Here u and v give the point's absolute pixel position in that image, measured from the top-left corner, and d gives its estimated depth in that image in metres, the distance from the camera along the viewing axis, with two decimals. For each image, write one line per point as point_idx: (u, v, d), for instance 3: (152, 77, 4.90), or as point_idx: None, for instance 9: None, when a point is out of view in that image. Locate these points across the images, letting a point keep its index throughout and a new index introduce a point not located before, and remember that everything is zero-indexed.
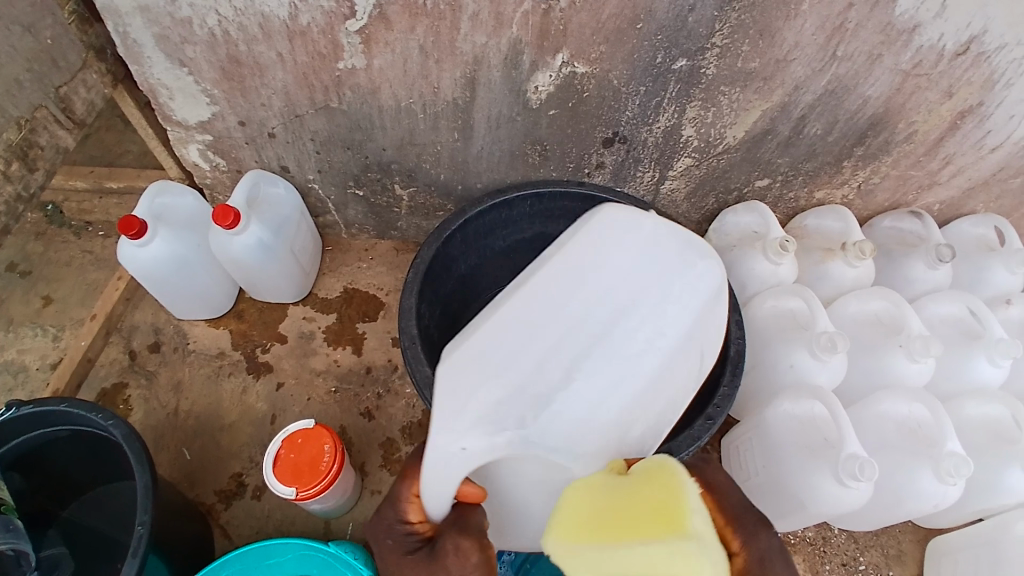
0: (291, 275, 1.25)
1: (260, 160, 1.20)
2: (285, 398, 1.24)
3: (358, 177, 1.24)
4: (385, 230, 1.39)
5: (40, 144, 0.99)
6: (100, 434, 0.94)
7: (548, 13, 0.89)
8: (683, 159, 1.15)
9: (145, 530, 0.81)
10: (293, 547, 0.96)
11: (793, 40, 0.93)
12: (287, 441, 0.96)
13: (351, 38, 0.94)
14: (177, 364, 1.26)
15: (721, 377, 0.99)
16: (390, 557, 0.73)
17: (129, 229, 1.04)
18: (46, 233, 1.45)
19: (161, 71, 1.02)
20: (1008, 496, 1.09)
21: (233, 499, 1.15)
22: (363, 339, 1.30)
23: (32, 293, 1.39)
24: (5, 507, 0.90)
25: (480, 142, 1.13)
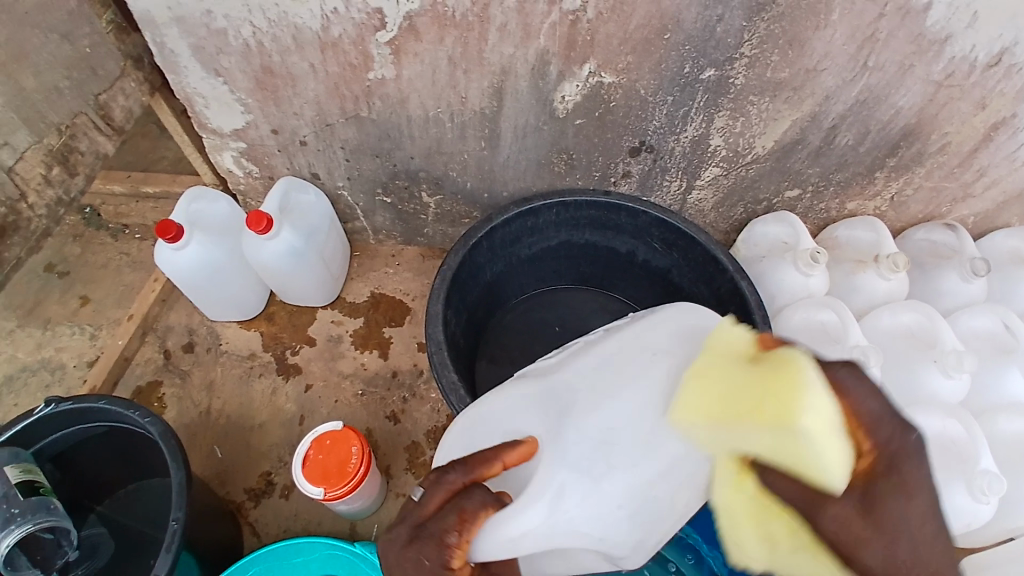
0: (320, 280, 1.27)
1: (292, 168, 1.23)
2: (313, 400, 1.26)
3: (386, 185, 1.26)
4: (411, 236, 1.41)
5: (80, 150, 1.03)
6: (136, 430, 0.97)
7: (574, 24, 0.89)
8: (710, 168, 1.14)
9: (179, 526, 0.83)
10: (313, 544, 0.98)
11: (823, 50, 0.92)
12: (314, 443, 0.98)
13: (380, 49, 0.96)
14: (209, 365, 1.29)
15: None
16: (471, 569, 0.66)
17: (167, 233, 1.07)
18: (84, 236, 1.50)
19: (198, 81, 1.06)
20: None
21: (262, 498, 1.17)
22: (389, 344, 1.32)
23: (71, 293, 1.44)
24: (47, 488, 0.92)
25: (506, 151, 1.14)
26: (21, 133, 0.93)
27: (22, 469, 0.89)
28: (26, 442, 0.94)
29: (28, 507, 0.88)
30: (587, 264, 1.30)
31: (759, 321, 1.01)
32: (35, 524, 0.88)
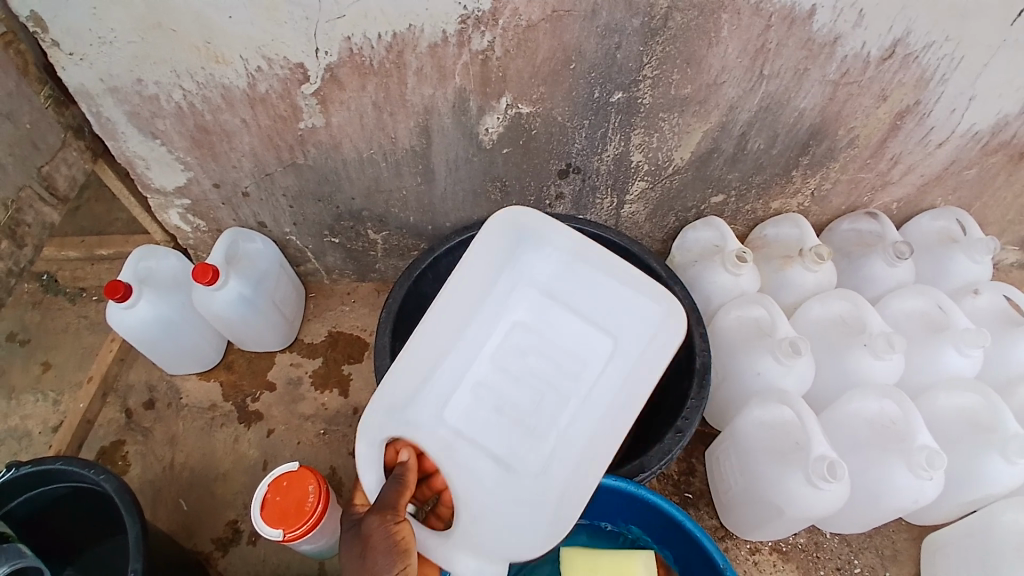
0: (274, 325, 1.30)
1: (238, 219, 1.27)
2: (276, 444, 1.27)
3: (333, 227, 1.30)
4: (364, 273, 1.45)
5: (27, 222, 1.04)
6: (93, 490, 0.98)
7: (486, 62, 0.95)
8: (637, 183, 1.20)
9: None
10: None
11: (720, 65, 0.99)
12: (273, 485, 0.98)
13: (307, 100, 1.01)
14: (171, 420, 1.31)
15: (687, 391, 1.01)
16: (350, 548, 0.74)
17: (115, 293, 1.10)
18: (43, 302, 1.51)
19: (136, 144, 1.09)
20: (994, 485, 1.09)
21: (230, 546, 1.18)
22: (349, 380, 1.34)
23: (32, 360, 1.44)
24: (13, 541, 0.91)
25: (442, 184, 1.19)
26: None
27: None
28: None
29: (1, 551, 0.85)
30: None
31: (693, 323, 1.05)
32: (10, 566, 0.85)
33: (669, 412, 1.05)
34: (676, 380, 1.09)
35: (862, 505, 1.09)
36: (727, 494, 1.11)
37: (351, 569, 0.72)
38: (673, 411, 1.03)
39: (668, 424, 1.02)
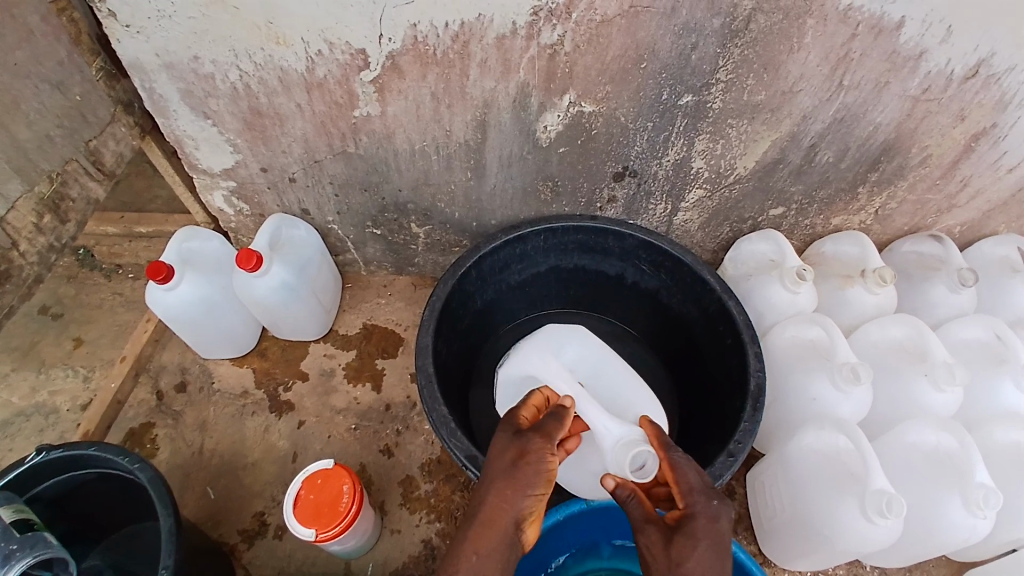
0: (312, 314, 1.27)
1: (281, 205, 1.25)
2: (307, 435, 1.25)
3: (376, 218, 1.27)
4: (402, 267, 1.42)
5: (71, 196, 1.04)
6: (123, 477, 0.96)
7: (554, 56, 0.91)
8: (694, 191, 1.16)
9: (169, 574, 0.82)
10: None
11: (798, 72, 0.94)
12: (306, 482, 0.97)
13: (365, 88, 0.99)
14: (202, 404, 1.29)
15: (741, 411, 0.96)
16: (499, 441, 0.76)
17: (157, 274, 1.08)
18: (78, 276, 1.51)
19: (187, 123, 1.08)
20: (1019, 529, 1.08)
21: (256, 539, 1.16)
22: (382, 375, 1.32)
23: (65, 335, 1.44)
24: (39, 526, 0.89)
25: (493, 180, 1.15)
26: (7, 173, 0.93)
27: (14, 508, 0.86)
28: (19, 488, 0.91)
29: (26, 541, 0.83)
30: (576, 288, 1.30)
31: (749, 341, 1.01)
32: (35, 557, 0.83)
33: (722, 433, 1.01)
34: (728, 399, 1.04)
35: (909, 541, 1.04)
36: (771, 521, 1.06)
37: (494, 467, 0.73)
38: (726, 431, 0.99)
39: (719, 445, 0.98)
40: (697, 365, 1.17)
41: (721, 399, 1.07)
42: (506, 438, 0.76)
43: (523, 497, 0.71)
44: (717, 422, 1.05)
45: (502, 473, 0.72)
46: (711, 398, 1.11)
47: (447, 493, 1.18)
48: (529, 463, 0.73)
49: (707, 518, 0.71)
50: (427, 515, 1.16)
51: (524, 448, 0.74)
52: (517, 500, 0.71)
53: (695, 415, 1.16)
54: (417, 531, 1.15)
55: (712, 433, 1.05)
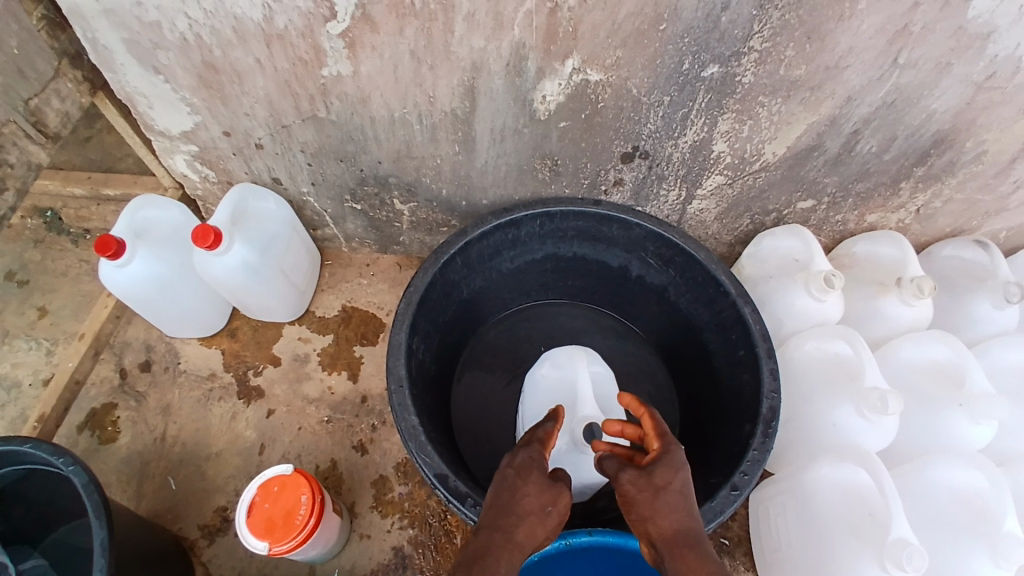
0: (281, 296, 1.16)
1: (250, 173, 1.12)
2: (275, 426, 1.15)
3: (355, 191, 1.14)
4: (386, 244, 1.30)
5: (9, 162, 0.90)
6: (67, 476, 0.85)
7: (554, 13, 0.76)
8: (713, 177, 1.01)
9: None
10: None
11: (848, 44, 0.79)
12: (262, 489, 0.86)
13: (333, 43, 0.85)
14: (166, 385, 1.19)
15: (750, 437, 0.85)
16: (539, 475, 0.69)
17: (106, 250, 0.96)
18: (45, 241, 1.40)
19: (136, 78, 0.94)
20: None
21: (216, 536, 1.07)
22: (360, 363, 1.21)
23: (28, 303, 1.34)
24: None
25: (484, 156, 1.01)
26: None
27: None
28: None
29: None
30: (573, 277, 1.18)
31: (763, 356, 0.89)
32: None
33: (728, 456, 0.90)
34: (737, 420, 0.92)
35: None
36: (773, 554, 0.95)
37: (528, 498, 0.67)
38: (732, 456, 0.88)
39: (724, 472, 0.87)
40: (707, 373, 1.05)
41: (730, 418, 0.95)
42: (541, 478, 0.69)
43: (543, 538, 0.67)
44: (723, 443, 0.94)
45: (534, 513, 0.67)
46: (717, 416, 0.99)
47: (422, 497, 1.09)
48: (559, 512, 0.68)
49: (677, 460, 0.67)
50: (400, 521, 1.07)
51: (561, 491, 0.69)
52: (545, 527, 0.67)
53: (700, 428, 1.04)
54: (387, 538, 1.06)
55: (716, 455, 0.94)
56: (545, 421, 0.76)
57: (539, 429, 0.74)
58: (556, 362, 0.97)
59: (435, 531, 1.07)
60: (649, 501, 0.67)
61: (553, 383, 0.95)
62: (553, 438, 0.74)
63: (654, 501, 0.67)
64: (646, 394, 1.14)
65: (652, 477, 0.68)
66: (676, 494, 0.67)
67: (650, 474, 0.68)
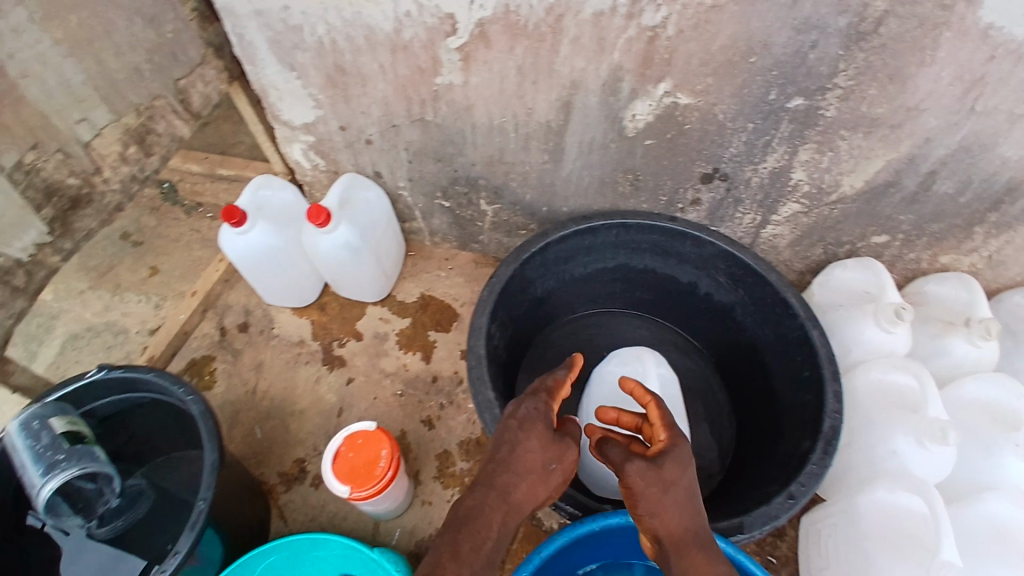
0: (372, 277, 1.28)
1: (356, 165, 1.25)
2: (353, 393, 1.26)
3: (446, 189, 1.25)
4: (466, 242, 1.40)
5: (157, 131, 1.05)
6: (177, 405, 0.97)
7: (653, 40, 0.84)
8: (790, 205, 1.05)
9: (205, 506, 0.82)
10: (269, 553, 0.99)
11: (927, 89, 0.83)
12: (347, 441, 0.97)
13: (450, 55, 0.95)
14: (260, 346, 1.33)
15: (809, 452, 0.88)
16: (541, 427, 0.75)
17: (232, 218, 1.10)
18: (160, 209, 1.56)
19: (273, 73, 1.08)
20: None
21: (293, 484, 1.18)
22: (433, 347, 1.31)
23: (142, 262, 1.48)
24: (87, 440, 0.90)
25: (570, 166, 1.10)
26: (69, 62, 0.86)
27: (66, 420, 0.89)
28: (78, 402, 0.95)
29: (74, 453, 0.86)
30: (642, 290, 1.24)
31: (829, 378, 0.92)
32: (80, 469, 0.85)
33: (785, 470, 0.93)
34: (796, 437, 0.96)
35: None
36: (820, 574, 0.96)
37: (531, 453, 0.73)
38: (789, 469, 0.91)
39: (779, 482, 0.91)
40: (768, 392, 1.09)
41: (786, 434, 0.99)
42: (542, 432, 0.74)
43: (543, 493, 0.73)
44: (779, 459, 0.97)
45: (534, 473, 0.72)
46: (776, 435, 1.03)
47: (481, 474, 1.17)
48: (561, 469, 0.74)
49: (685, 456, 0.70)
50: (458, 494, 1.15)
51: (563, 450, 0.75)
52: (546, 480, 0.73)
53: (756, 446, 1.07)
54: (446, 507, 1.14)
55: (770, 468, 0.98)
56: (558, 369, 0.83)
57: (551, 377, 0.82)
58: (624, 360, 1.02)
59: None
60: (653, 495, 0.69)
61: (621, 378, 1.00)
62: (561, 386, 0.81)
63: (659, 495, 0.69)
64: (700, 407, 1.18)
65: (662, 472, 0.69)
66: (678, 490, 0.69)
67: (659, 469, 0.69)
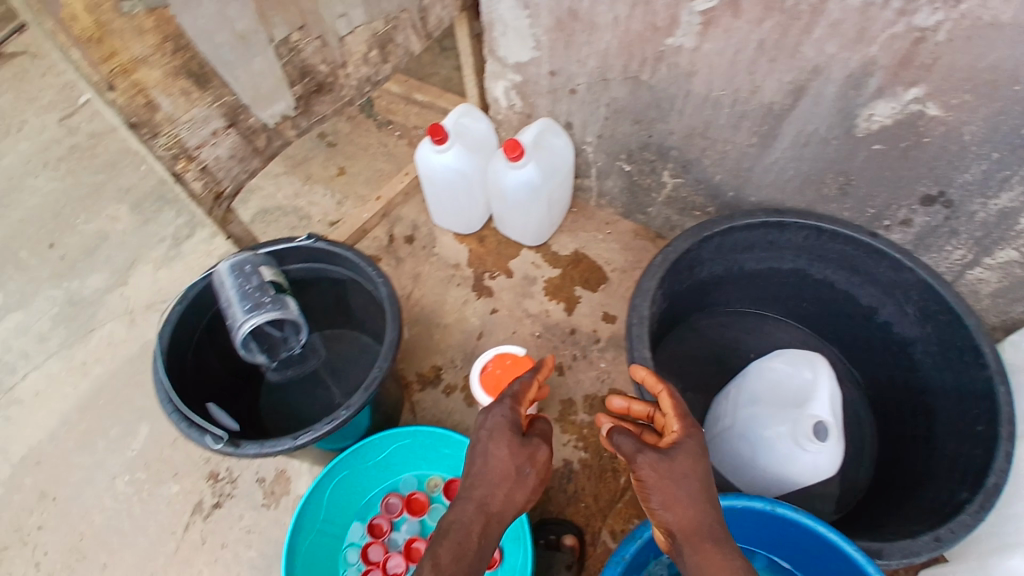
0: (541, 219, 1.33)
1: (552, 112, 1.28)
2: (495, 322, 1.34)
3: (633, 153, 1.25)
4: (632, 211, 1.40)
5: (396, 42, 1.13)
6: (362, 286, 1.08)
7: (919, 42, 0.79)
8: (1009, 250, 0.97)
9: (379, 374, 0.92)
10: (400, 436, 1.10)
11: None
12: (496, 359, 1.09)
13: (691, 18, 0.95)
14: (420, 260, 1.43)
15: (965, 502, 0.83)
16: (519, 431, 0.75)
17: (435, 135, 1.21)
18: (356, 118, 1.69)
19: (506, 7, 1.13)
20: None
21: (428, 386, 1.28)
22: (576, 302, 1.35)
23: (332, 162, 1.62)
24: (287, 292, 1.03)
25: (776, 155, 1.07)
26: None
27: (274, 272, 1.01)
28: (279, 261, 1.07)
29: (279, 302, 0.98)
30: (807, 300, 1.25)
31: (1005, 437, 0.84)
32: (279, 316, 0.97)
33: (931, 516, 0.88)
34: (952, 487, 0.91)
35: None
36: None
37: (505, 456, 0.73)
38: (936, 514, 0.87)
39: (924, 524, 0.87)
40: (927, 440, 1.04)
41: (939, 482, 0.95)
42: (513, 435, 0.74)
43: (516, 500, 0.72)
44: (927, 505, 0.92)
45: (510, 480, 0.72)
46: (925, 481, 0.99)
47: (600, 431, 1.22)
48: (535, 473, 0.74)
49: (694, 450, 0.73)
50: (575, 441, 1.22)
51: (534, 449, 0.74)
52: (521, 485, 0.73)
53: (900, 492, 1.02)
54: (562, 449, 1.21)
55: (913, 512, 0.93)
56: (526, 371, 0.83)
57: (517, 382, 0.81)
58: (793, 361, 1.01)
59: (603, 463, 1.19)
60: (664, 485, 0.71)
61: (789, 379, 1.00)
62: (526, 389, 0.81)
63: (670, 486, 0.71)
64: None
65: (673, 462, 0.72)
66: (690, 483, 0.71)
67: (672, 460, 0.72)
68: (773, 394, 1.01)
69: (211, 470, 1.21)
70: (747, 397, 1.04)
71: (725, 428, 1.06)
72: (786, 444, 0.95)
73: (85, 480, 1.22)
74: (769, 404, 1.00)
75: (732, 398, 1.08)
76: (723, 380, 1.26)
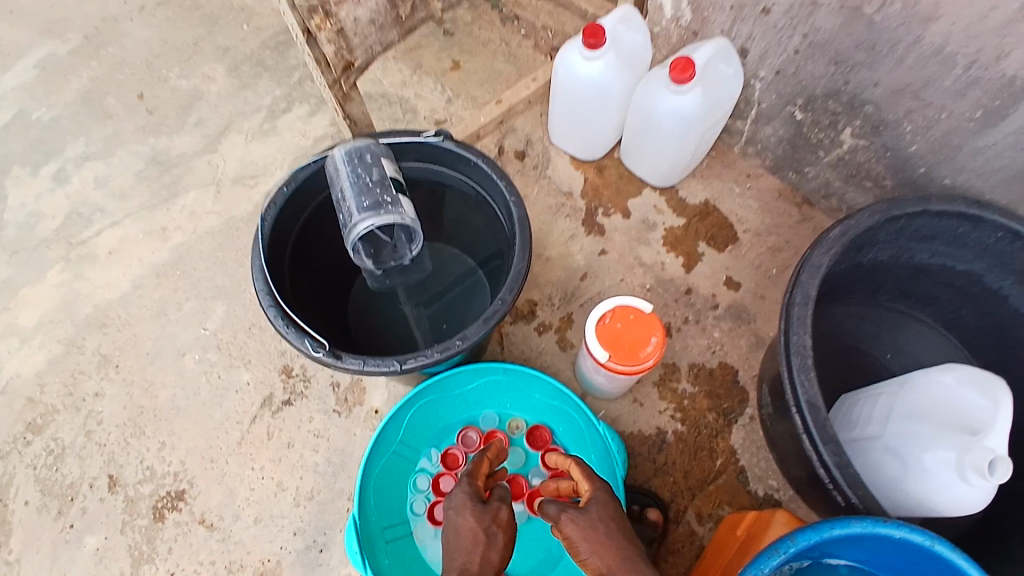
0: (680, 160, 1.16)
1: (727, 33, 1.08)
2: (604, 265, 1.20)
3: (813, 99, 1.06)
4: (783, 166, 1.22)
5: None
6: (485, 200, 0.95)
7: None
8: None
9: (503, 306, 0.80)
10: (491, 371, 1.02)
11: None
12: (616, 311, 0.93)
13: None
14: (530, 180, 1.28)
15: None
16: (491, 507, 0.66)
17: (591, 38, 1.03)
18: (480, 7, 1.49)
19: None
20: None
21: (520, 321, 1.17)
22: (698, 259, 1.20)
23: (447, 53, 1.45)
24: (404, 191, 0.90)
25: (997, 136, 0.89)
26: None
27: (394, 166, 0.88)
28: (398, 154, 0.94)
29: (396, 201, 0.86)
30: (966, 311, 1.07)
31: None
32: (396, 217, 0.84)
33: None
34: None
35: None
36: None
37: (468, 527, 0.63)
38: None
39: None
40: None
41: None
42: (473, 510, 0.66)
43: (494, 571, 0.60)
44: None
45: (481, 543, 0.62)
46: None
47: (702, 406, 1.10)
48: (505, 531, 0.64)
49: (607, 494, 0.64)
50: (673, 411, 1.10)
51: (497, 510, 0.65)
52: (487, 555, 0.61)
53: None
54: (655, 417, 1.09)
55: None
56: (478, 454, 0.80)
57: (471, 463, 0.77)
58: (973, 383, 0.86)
59: (701, 439, 1.08)
60: (592, 533, 0.61)
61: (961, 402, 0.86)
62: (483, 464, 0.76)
63: (597, 532, 0.61)
64: None
65: (589, 512, 0.62)
66: (615, 529, 0.61)
67: (587, 510, 0.63)
68: (938, 412, 0.87)
69: (285, 364, 1.13)
70: (904, 408, 0.91)
71: (869, 439, 0.94)
72: (946, 471, 0.83)
73: (154, 350, 1.16)
74: (933, 423, 0.86)
75: (882, 403, 0.95)
76: (847, 376, 1.13)
